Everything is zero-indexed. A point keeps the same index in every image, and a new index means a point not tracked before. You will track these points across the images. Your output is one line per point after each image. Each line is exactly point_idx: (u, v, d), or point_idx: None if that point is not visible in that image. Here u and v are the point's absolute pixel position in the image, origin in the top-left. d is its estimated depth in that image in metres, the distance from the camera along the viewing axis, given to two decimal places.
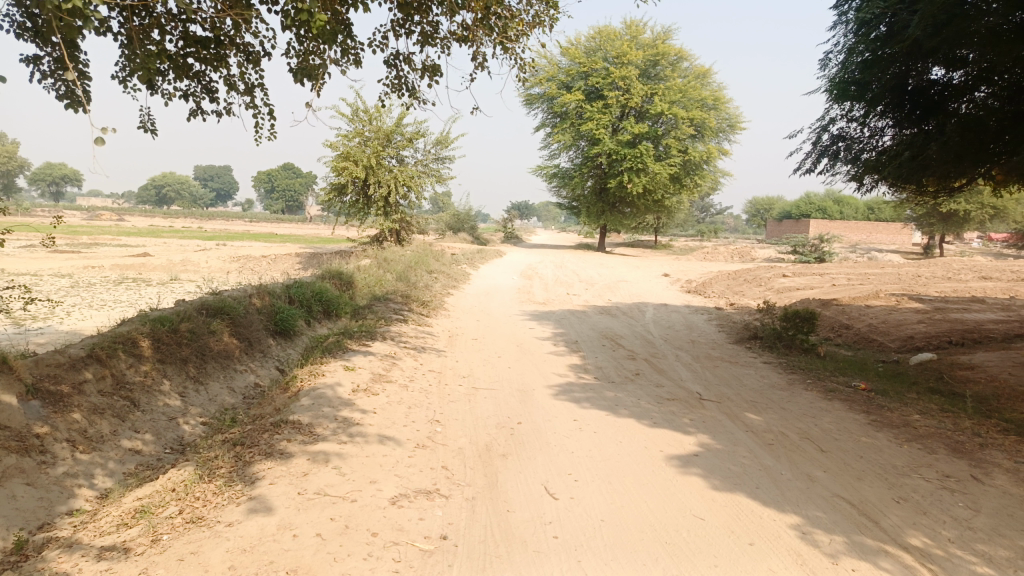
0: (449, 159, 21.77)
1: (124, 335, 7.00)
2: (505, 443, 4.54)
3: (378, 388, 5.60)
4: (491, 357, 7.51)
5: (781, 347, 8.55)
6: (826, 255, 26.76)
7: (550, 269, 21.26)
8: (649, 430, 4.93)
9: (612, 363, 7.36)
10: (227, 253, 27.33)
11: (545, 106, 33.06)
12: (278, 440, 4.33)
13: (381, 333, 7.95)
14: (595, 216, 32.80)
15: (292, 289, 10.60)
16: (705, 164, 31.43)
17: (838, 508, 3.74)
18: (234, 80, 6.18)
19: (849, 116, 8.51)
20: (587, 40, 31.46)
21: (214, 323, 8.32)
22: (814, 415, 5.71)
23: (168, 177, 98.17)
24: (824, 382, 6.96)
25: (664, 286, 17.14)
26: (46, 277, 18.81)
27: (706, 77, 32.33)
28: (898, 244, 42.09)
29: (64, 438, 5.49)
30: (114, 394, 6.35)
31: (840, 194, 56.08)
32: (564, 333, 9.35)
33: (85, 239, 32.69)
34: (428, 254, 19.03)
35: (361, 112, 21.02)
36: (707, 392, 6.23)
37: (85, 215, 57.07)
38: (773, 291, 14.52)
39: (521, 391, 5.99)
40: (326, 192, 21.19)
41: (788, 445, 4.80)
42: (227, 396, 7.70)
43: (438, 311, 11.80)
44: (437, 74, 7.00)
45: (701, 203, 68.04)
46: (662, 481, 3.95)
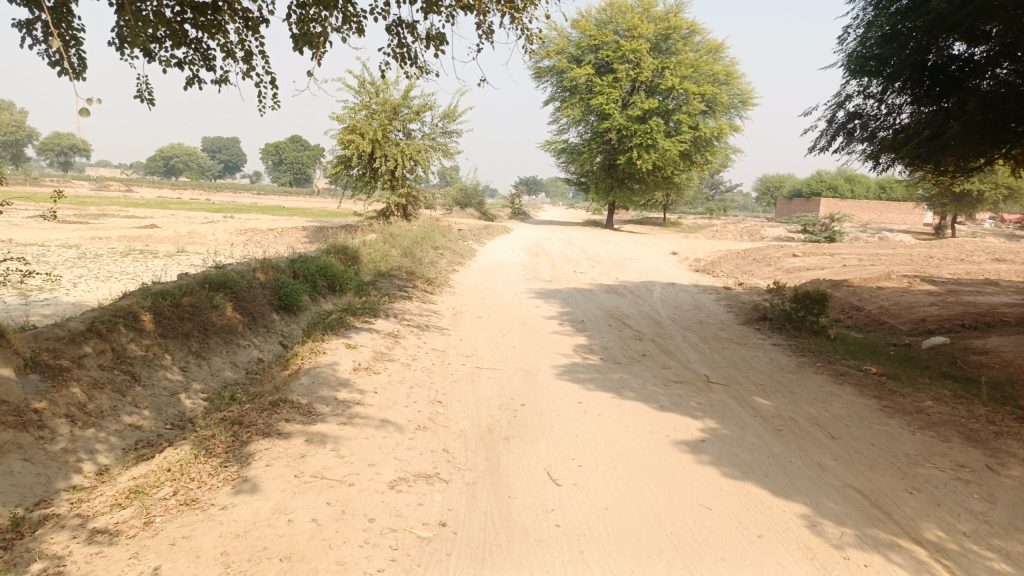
0: (456, 133, 21.53)
1: (124, 309, 6.92)
2: (508, 426, 4.45)
3: (380, 367, 5.50)
4: (495, 336, 7.40)
5: (791, 329, 8.41)
6: (836, 234, 26.50)
7: (557, 245, 21.11)
8: (655, 413, 4.82)
9: (619, 344, 7.24)
10: (234, 226, 27.24)
11: (555, 80, 32.64)
12: (277, 420, 4.24)
13: (384, 310, 7.85)
14: (603, 193, 32.51)
15: (296, 264, 10.50)
16: (716, 140, 31.04)
17: (850, 498, 3.63)
18: (232, 48, 6.03)
19: (865, 93, 8.27)
20: (597, 13, 30.96)
21: (217, 297, 8.23)
22: (825, 400, 5.59)
23: (176, 149, 97.84)
24: (834, 365, 6.83)
25: (672, 264, 16.97)
26: (53, 248, 18.76)
27: (719, 52, 31.79)
28: (909, 223, 41.67)
29: (62, 413, 5.43)
30: (114, 368, 6.29)
31: (852, 172, 55.44)
32: (570, 311, 9.24)
33: (92, 210, 32.61)
34: (435, 229, 18.87)
35: (368, 84, 20.76)
36: (715, 374, 6.12)
37: (93, 185, 56.94)
38: (783, 271, 14.35)
39: (526, 371, 5.89)
40: (333, 166, 21.01)
41: (798, 431, 4.69)
42: (230, 371, 7.64)
43: (443, 288, 11.69)
44: (441, 43, 6.82)
45: (710, 180, 67.40)
46: (668, 468, 3.85)
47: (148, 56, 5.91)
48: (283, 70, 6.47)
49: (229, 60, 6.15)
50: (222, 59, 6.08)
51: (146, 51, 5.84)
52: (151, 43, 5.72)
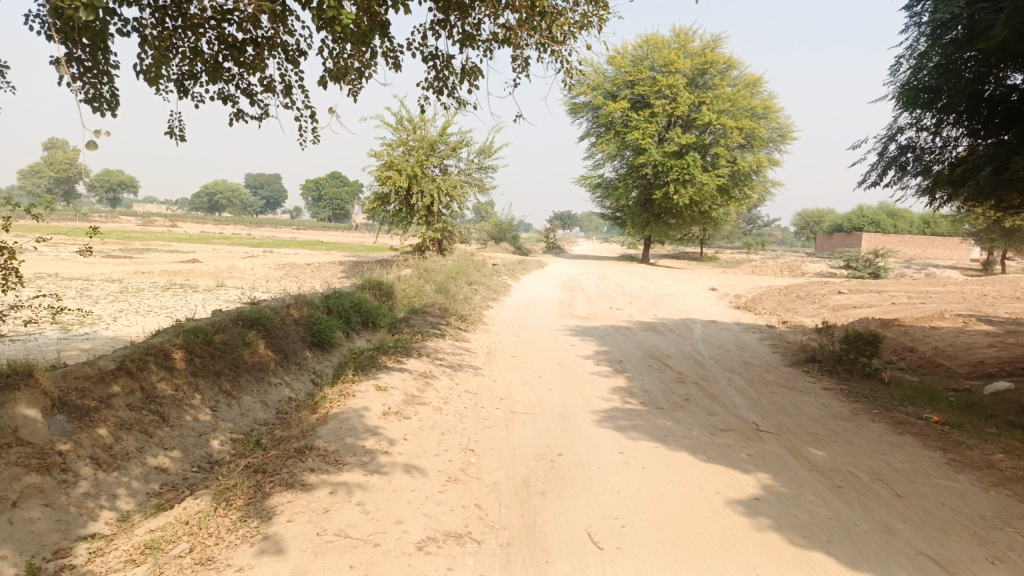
0: (492, 169, 21.55)
1: (156, 346, 6.84)
2: (544, 478, 4.18)
3: (410, 411, 5.28)
4: (530, 377, 7.14)
5: (841, 371, 7.99)
6: (881, 270, 25.77)
7: (593, 280, 20.86)
8: (703, 466, 4.50)
9: (660, 387, 6.91)
10: (271, 260, 27.54)
11: (590, 115, 32.71)
12: (300, 469, 4.04)
13: (417, 349, 7.65)
14: (639, 227, 32.21)
15: (330, 299, 10.43)
16: (754, 174, 30.60)
17: (925, 569, 3.26)
18: (271, 82, 5.95)
19: (918, 125, 7.94)
20: (633, 49, 31.07)
21: (250, 335, 8.13)
22: (885, 452, 5.19)
23: (220, 185, 100.35)
24: (892, 413, 6.40)
25: (711, 301, 16.54)
26: (97, 282, 19.13)
27: (756, 86, 31.51)
28: (956, 259, 40.38)
29: (87, 456, 5.30)
30: (143, 409, 6.18)
31: (894, 207, 54.36)
32: (607, 351, 8.95)
33: (138, 245, 33.40)
34: (469, 264, 18.77)
35: (405, 121, 20.96)
36: (764, 422, 5.75)
37: (140, 220, 58.49)
38: (829, 309, 13.85)
39: (563, 416, 5.61)
40: (370, 202, 21.18)
41: (859, 488, 4.32)
42: (260, 410, 7.49)
43: (477, 326, 11.49)
44: (478, 77, 6.71)
45: (748, 215, 66.50)
46: (721, 531, 3.54)
47: (183, 92, 5.89)
48: (322, 103, 6.40)
49: (267, 95, 6.09)
50: (261, 94, 6.01)
51: (182, 86, 5.83)
52: (186, 78, 5.69)
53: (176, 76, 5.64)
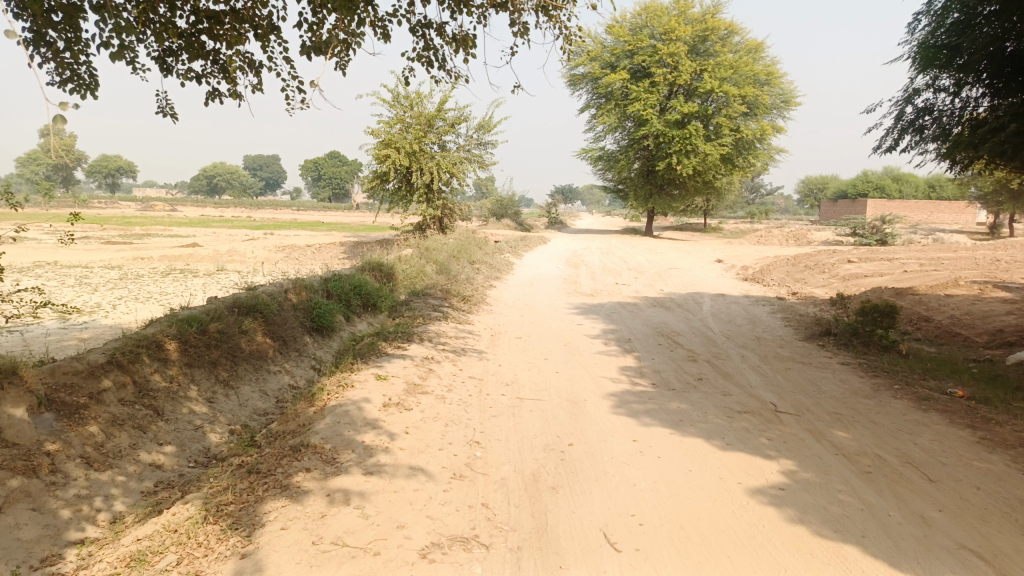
0: (492, 144, 21.17)
1: (149, 337, 6.59)
2: (556, 471, 3.94)
3: (412, 401, 5.03)
4: (536, 359, 6.89)
5: (858, 345, 7.73)
6: (888, 236, 25.43)
7: (596, 255, 20.53)
8: (723, 453, 4.25)
9: (672, 367, 6.66)
10: (272, 242, 27.26)
11: (590, 87, 32.15)
12: (295, 469, 3.81)
13: (418, 333, 7.40)
14: (642, 200, 31.80)
15: (329, 283, 10.16)
16: (758, 142, 30.11)
17: (968, 564, 3.02)
18: (250, 59, 5.62)
19: (935, 87, 7.63)
20: (632, 17, 30.41)
21: (246, 322, 7.87)
22: (912, 431, 4.93)
23: (219, 167, 99.68)
24: (915, 388, 6.14)
25: (718, 273, 16.23)
26: (96, 269, 18.89)
27: (759, 52, 30.87)
28: (962, 223, 39.94)
29: (78, 455, 5.07)
30: (136, 403, 5.95)
31: (900, 171, 53.82)
32: (615, 329, 8.69)
33: (136, 230, 33.01)
34: (471, 242, 18.47)
35: (402, 97, 20.56)
36: (783, 403, 5.51)
37: (140, 206, 58.02)
38: (839, 279, 13.55)
39: (572, 402, 5.36)
40: (369, 181, 20.84)
41: (889, 473, 4.08)
42: (259, 400, 7.27)
43: (480, 306, 11.23)
44: (471, 46, 6.38)
45: (750, 184, 65.70)
46: (749, 527, 3.30)
47: (165, 70, 5.59)
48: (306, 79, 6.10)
49: (246, 73, 5.77)
50: (240, 72, 5.69)
51: (163, 64, 5.51)
52: (166, 55, 5.38)
53: (155, 52, 5.31)
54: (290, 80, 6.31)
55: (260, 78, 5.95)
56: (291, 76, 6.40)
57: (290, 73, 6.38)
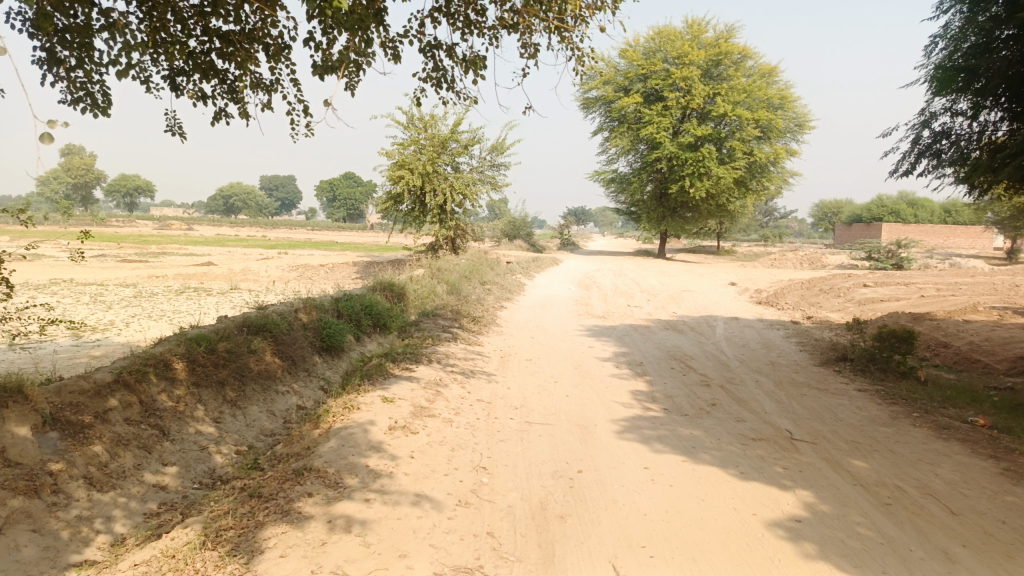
0: (505, 166, 21.23)
1: (156, 356, 6.56)
2: (563, 499, 3.84)
3: (418, 425, 4.95)
4: (546, 383, 6.79)
5: (875, 371, 7.57)
6: (904, 260, 25.19)
7: (609, 277, 20.44)
8: (737, 483, 4.13)
9: (684, 392, 6.54)
10: (285, 262, 27.37)
11: (603, 109, 32.27)
12: (297, 494, 3.74)
13: (427, 354, 7.33)
14: (655, 222, 31.73)
15: (340, 303, 10.13)
16: (772, 166, 30.04)
17: None
18: (260, 79, 5.63)
19: (953, 110, 7.55)
20: (645, 41, 30.59)
21: (255, 341, 7.84)
22: (931, 461, 4.79)
23: (235, 187, 100.68)
24: (935, 416, 5.98)
25: (732, 297, 16.08)
26: (111, 287, 19.00)
27: (772, 76, 30.91)
28: (979, 248, 39.56)
29: (81, 476, 5.01)
30: (141, 423, 5.90)
31: (915, 195, 53.53)
32: (627, 352, 8.58)
33: (152, 248, 33.28)
34: (483, 263, 18.44)
35: (416, 119, 20.70)
36: (798, 430, 5.38)
37: (157, 224, 58.57)
38: (855, 303, 13.38)
39: (581, 427, 5.26)
40: (383, 201, 20.93)
41: (909, 505, 3.94)
42: (267, 421, 7.20)
43: (490, 328, 11.16)
44: (481, 67, 6.38)
45: (763, 207, 65.50)
46: (765, 561, 3.18)
47: (175, 89, 5.60)
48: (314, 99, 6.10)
49: (256, 93, 5.78)
50: (250, 92, 5.70)
51: (173, 84, 5.53)
52: (176, 75, 5.40)
53: (165, 72, 5.33)
54: (298, 101, 6.33)
55: (269, 98, 5.97)
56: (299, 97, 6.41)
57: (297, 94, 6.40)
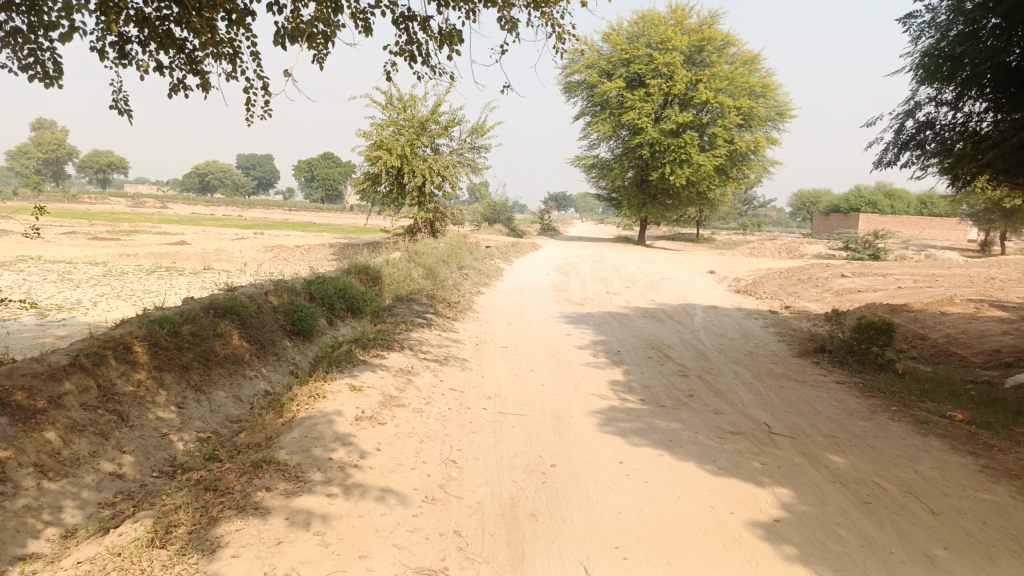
0: (485, 149, 20.94)
1: (116, 339, 6.29)
2: (535, 496, 3.68)
3: (386, 415, 4.76)
4: (521, 371, 6.62)
5: (853, 363, 7.51)
6: (880, 250, 25.36)
7: (588, 264, 20.31)
8: (715, 479, 4.00)
9: (662, 382, 6.41)
10: (261, 242, 26.89)
11: (585, 94, 32.03)
12: (255, 488, 3.53)
13: (399, 341, 7.13)
14: (636, 209, 31.63)
15: (312, 285, 9.88)
16: (752, 154, 30.02)
17: None
18: (219, 48, 5.33)
19: (938, 100, 7.46)
20: (629, 26, 30.37)
21: (222, 324, 7.58)
22: (911, 457, 4.70)
23: (211, 166, 99.03)
24: (913, 410, 5.92)
25: (710, 285, 16.01)
26: (80, 265, 18.52)
27: (755, 64, 30.82)
28: (953, 240, 40.01)
29: (31, 463, 4.77)
30: (99, 408, 5.66)
31: (892, 186, 53.96)
32: (604, 340, 8.44)
33: (125, 226, 32.56)
34: (461, 247, 18.21)
35: (395, 100, 20.33)
36: (777, 424, 5.27)
37: (131, 202, 57.34)
38: (832, 293, 13.36)
39: (555, 418, 5.11)
40: (361, 182, 20.57)
41: (890, 504, 3.83)
42: (232, 406, 6.98)
43: (465, 313, 10.97)
44: (456, 42, 6.13)
45: (743, 196, 65.63)
46: (743, 563, 3.05)
47: (128, 60, 5.34)
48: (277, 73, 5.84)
49: (216, 64, 5.49)
50: (209, 62, 5.40)
51: (126, 53, 5.25)
52: (130, 43, 5.12)
53: (118, 39, 5.06)
54: (260, 76, 6.05)
55: (230, 68, 5.70)
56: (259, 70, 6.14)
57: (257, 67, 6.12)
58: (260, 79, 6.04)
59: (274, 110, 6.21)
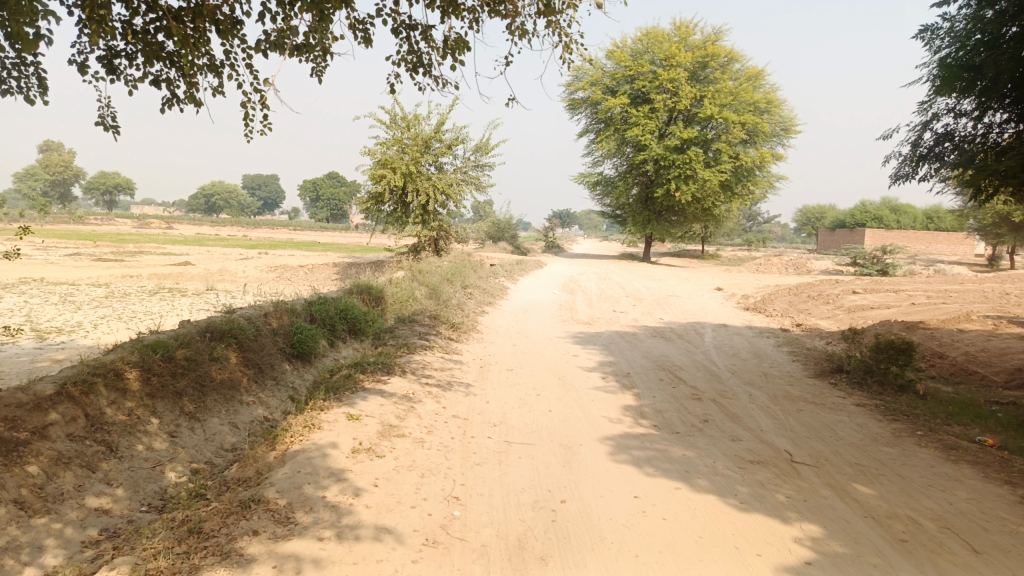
0: (489, 167, 20.81)
1: (107, 365, 6.05)
2: (545, 536, 3.42)
3: (385, 447, 4.50)
4: (528, 396, 6.34)
5: (872, 384, 7.21)
6: (889, 266, 25.06)
7: (593, 281, 20.11)
8: (738, 515, 3.71)
9: (674, 406, 6.13)
10: (265, 262, 26.76)
11: (589, 111, 31.99)
12: (242, 532, 3.27)
13: (400, 364, 6.87)
14: (640, 226, 31.42)
15: (314, 306, 9.66)
16: (757, 170, 29.85)
17: None
18: (211, 59, 5.13)
19: (956, 111, 7.24)
20: (632, 43, 30.38)
21: (218, 349, 7.33)
22: (944, 487, 4.40)
23: (217, 186, 99.49)
24: (940, 435, 5.62)
25: (719, 302, 15.74)
26: (83, 287, 18.36)
27: (759, 79, 30.75)
28: (960, 254, 39.72)
29: (10, 500, 4.50)
30: (87, 439, 5.41)
31: (897, 202, 53.74)
32: (613, 362, 8.17)
33: (129, 248, 32.46)
34: (465, 265, 17.99)
35: (399, 119, 20.25)
36: (799, 452, 4.98)
37: (137, 223, 57.60)
38: (844, 310, 13.08)
39: (564, 447, 4.84)
40: (364, 202, 20.42)
41: (928, 543, 3.55)
42: (227, 434, 6.71)
43: (470, 335, 10.71)
44: (461, 52, 5.94)
45: (746, 212, 65.39)
46: None
47: (114, 73, 5.19)
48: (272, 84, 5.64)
49: (209, 76, 5.30)
50: (201, 74, 5.20)
51: (113, 66, 5.09)
52: (118, 56, 4.96)
53: (106, 53, 4.91)
54: (254, 89, 5.87)
55: (223, 80, 5.51)
56: (254, 83, 5.95)
57: (252, 80, 5.94)
58: (255, 92, 5.84)
59: (270, 125, 6.00)
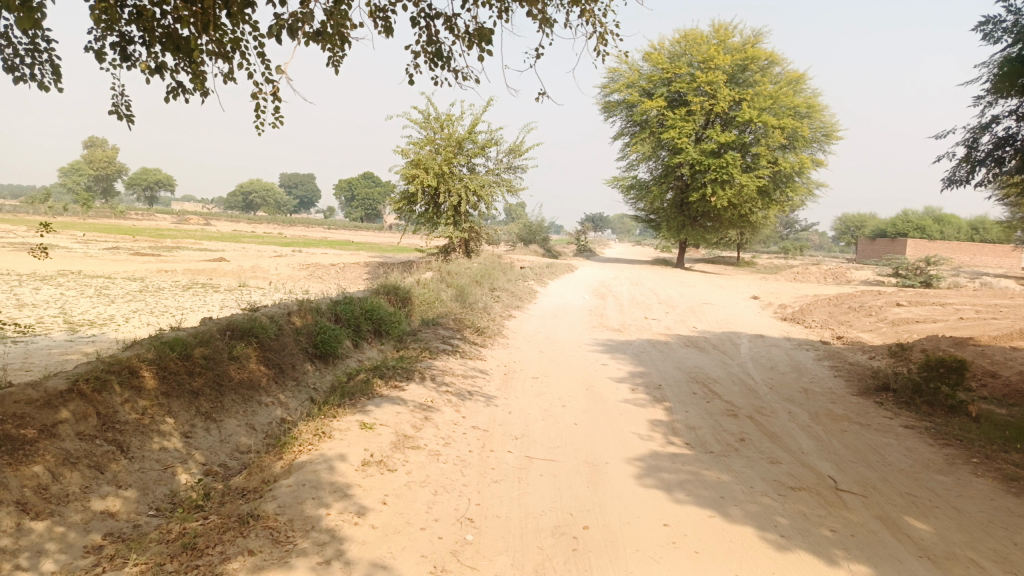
0: (522, 169, 20.55)
1: (122, 362, 5.90)
2: (563, 568, 3.11)
3: (397, 460, 4.25)
4: (552, 408, 6.03)
5: (921, 405, 6.76)
6: (933, 278, 24.21)
7: (624, 287, 19.71)
8: (776, 551, 3.37)
9: (709, 423, 5.78)
10: (297, 260, 26.81)
11: (625, 114, 31.57)
12: (236, 552, 3.05)
13: (421, 370, 6.63)
14: (674, 231, 30.91)
15: (339, 306, 9.48)
16: (796, 176, 29.12)
17: None
18: (221, 47, 4.94)
19: (1018, 113, 6.74)
20: (671, 45, 29.93)
21: (238, 348, 7.16)
22: (1007, 524, 4.00)
23: (255, 184, 100.85)
24: (999, 463, 5.18)
25: (754, 311, 15.25)
26: (118, 280, 18.54)
27: (801, 84, 30.01)
28: (1007, 267, 38.39)
29: (13, 501, 4.33)
30: (97, 438, 5.25)
31: (942, 212, 52.26)
32: (643, 372, 7.82)
33: (168, 242, 32.91)
34: (496, 267, 17.77)
35: (432, 118, 20.08)
36: (843, 478, 4.61)
37: (177, 218, 58.60)
38: (888, 323, 12.51)
39: (589, 465, 4.53)
40: (396, 201, 20.30)
41: None
42: (244, 435, 6.54)
43: (496, 340, 10.45)
44: (486, 43, 5.66)
45: (784, 220, 64.10)
46: None
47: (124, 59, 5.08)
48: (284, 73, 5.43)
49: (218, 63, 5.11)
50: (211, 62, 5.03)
51: (123, 52, 4.96)
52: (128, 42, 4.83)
53: (114, 37, 4.76)
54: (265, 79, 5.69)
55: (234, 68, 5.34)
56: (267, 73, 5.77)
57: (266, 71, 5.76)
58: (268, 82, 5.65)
59: (282, 118, 5.78)
